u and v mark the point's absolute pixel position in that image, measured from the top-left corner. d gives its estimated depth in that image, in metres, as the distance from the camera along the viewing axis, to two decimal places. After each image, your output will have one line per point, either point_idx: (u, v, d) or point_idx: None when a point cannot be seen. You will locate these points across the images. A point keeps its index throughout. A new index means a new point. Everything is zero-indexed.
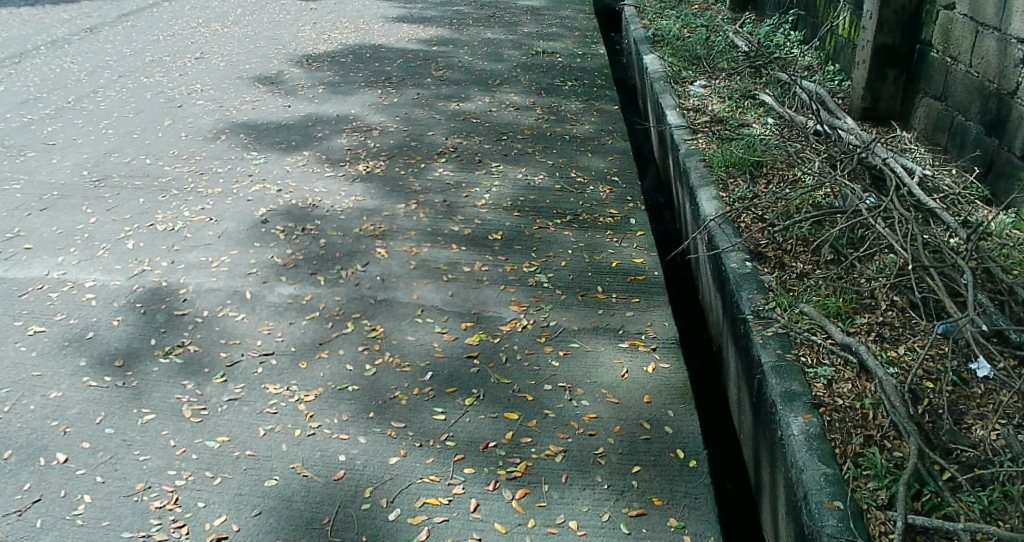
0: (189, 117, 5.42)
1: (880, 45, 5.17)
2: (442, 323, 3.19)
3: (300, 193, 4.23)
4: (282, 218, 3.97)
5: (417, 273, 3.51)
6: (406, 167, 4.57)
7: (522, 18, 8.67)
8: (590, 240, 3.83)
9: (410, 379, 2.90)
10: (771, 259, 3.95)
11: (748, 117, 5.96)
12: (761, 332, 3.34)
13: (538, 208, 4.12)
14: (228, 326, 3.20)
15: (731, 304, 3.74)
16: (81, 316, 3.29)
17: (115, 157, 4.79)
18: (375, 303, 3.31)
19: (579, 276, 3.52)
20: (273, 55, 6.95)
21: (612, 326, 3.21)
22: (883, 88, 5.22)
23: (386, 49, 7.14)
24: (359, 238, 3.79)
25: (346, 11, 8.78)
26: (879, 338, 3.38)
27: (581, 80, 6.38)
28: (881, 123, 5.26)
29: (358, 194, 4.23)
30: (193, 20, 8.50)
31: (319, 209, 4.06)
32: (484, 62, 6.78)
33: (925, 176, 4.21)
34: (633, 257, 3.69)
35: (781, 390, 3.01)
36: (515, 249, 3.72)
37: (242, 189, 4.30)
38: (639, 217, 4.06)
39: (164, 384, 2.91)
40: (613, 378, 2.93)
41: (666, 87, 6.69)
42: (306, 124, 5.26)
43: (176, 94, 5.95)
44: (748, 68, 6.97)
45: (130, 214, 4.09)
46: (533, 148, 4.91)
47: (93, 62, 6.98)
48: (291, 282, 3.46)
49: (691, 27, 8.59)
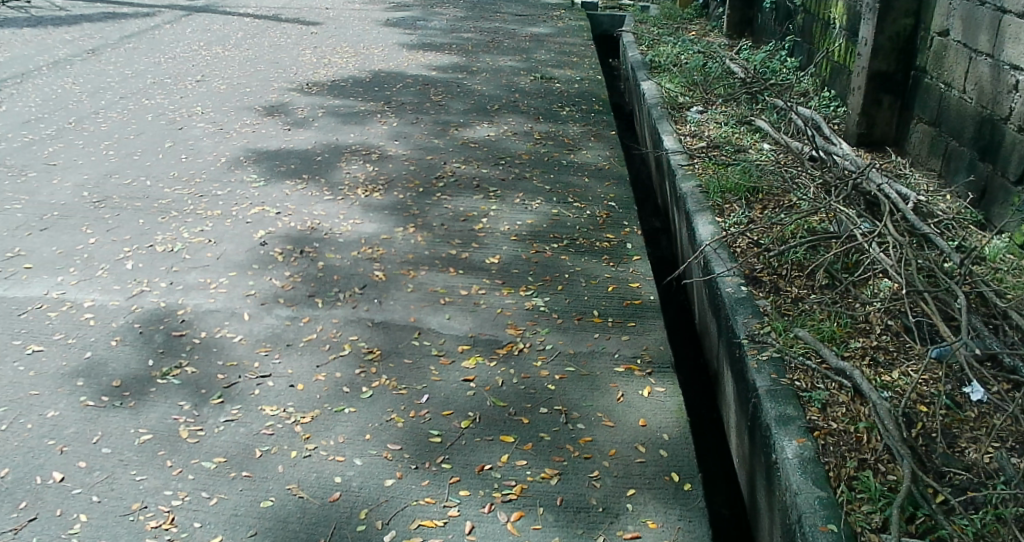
0: (190, 140, 5.46)
1: (874, 72, 5.24)
2: (439, 346, 3.20)
3: (299, 215, 4.26)
4: (281, 241, 3.99)
5: (415, 296, 3.52)
6: (405, 192, 4.61)
7: (523, 44, 8.77)
8: (587, 263, 3.85)
9: (406, 402, 2.91)
10: (766, 283, 4.01)
11: (744, 142, 6.02)
12: (756, 357, 3.38)
13: (536, 232, 4.15)
14: (225, 347, 3.21)
15: (726, 328, 3.78)
16: (79, 336, 3.31)
17: (115, 178, 4.82)
18: (373, 326, 3.31)
19: (576, 300, 3.54)
20: (274, 79, 7.02)
21: (608, 349, 3.23)
22: (878, 114, 5.29)
23: (387, 74, 7.22)
24: (357, 261, 3.80)
25: (347, 36, 8.88)
26: (873, 363, 3.43)
27: (579, 105, 6.44)
28: (876, 148, 5.32)
29: (357, 217, 4.26)
30: (195, 43, 8.58)
31: (318, 231, 4.09)
32: (484, 88, 6.84)
33: (920, 201, 4.27)
34: (629, 282, 3.72)
35: (776, 414, 3.04)
36: (512, 272, 3.74)
37: (242, 211, 4.33)
38: (635, 241, 4.10)
39: (162, 404, 2.92)
40: (608, 402, 2.95)
41: (663, 112, 6.75)
42: (306, 148, 5.30)
43: (178, 116, 6.01)
44: (744, 93, 7.09)
45: (130, 235, 4.11)
46: (532, 172, 4.95)
47: (95, 84, 7.04)
48: (289, 304, 3.47)
49: (688, 52, 8.70)
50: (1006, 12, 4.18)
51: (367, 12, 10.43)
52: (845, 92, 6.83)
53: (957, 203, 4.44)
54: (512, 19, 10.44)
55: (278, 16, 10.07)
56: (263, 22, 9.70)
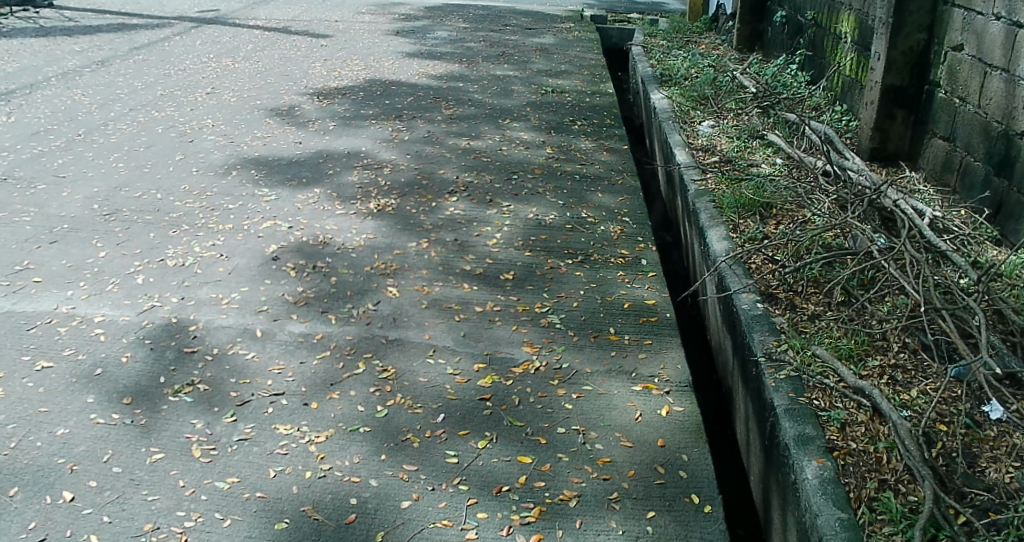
0: (200, 153, 5.44)
1: (888, 86, 5.23)
2: (454, 364, 3.14)
3: (311, 229, 4.22)
4: (294, 255, 3.94)
5: (429, 313, 3.45)
6: (417, 206, 4.56)
7: (533, 56, 8.75)
8: (602, 280, 3.81)
9: (422, 421, 2.85)
10: (782, 300, 3.99)
11: (756, 157, 6.02)
12: (774, 375, 3.35)
13: (550, 247, 4.10)
14: (238, 364, 3.17)
15: (741, 344, 3.77)
16: (90, 352, 3.28)
17: (125, 191, 4.80)
18: (387, 343, 3.25)
19: (591, 317, 3.48)
20: (283, 90, 6.99)
21: (625, 368, 3.18)
22: (891, 129, 5.28)
23: (397, 86, 7.18)
24: (370, 276, 3.73)
25: (357, 49, 8.85)
26: (891, 381, 3.43)
27: (591, 118, 6.41)
28: (889, 162, 5.31)
29: (370, 232, 4.21)
30: (204, 55, 8.58)
31: (330, 246, 4.03)
32: (495, 100, 6.80)
33: (936, 217, 4.27)
34: (645, 298, 3.68)
35: (795, 433, 3.00)
36: (527, 288, 3.69)
37: (253, 225, 4.29)
38: (651, 257, 4.06)
39: (174, 422, 2.88)
40: (626, 421, 2.90)
41: (674, 126, 6.70)
42: (317, 161, 5.25)
43: (187, 128, 5.99)
44: (756, 108, 7.12)
45: (141, 249, 4.09)
46: (544, 188, 4.90)
47: (104, 96, 7.05)
48: (301, 319, 3.40)
49: (699, 67, 8.75)
50: (1022, 26, 4.14)
51: (375, 23, 10.43)
52: (858, 107, 6.90)
53: (973, 218, 4.40)
54: (521, 30, 10.41)
55: (286, 28, 10.08)
56: (272, 34, 9.69)
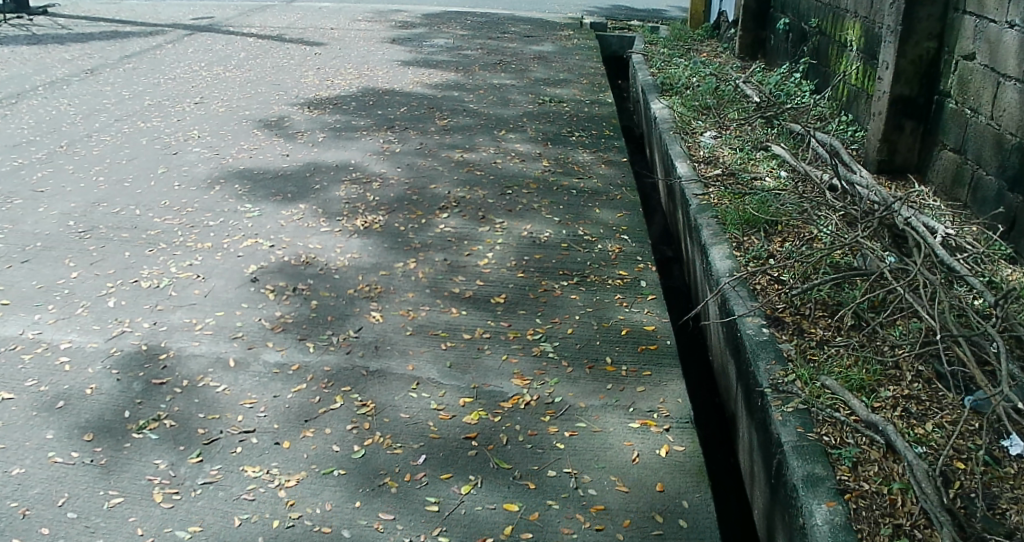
0: (184, 166, 5.25)
1: (896, 96, 5.02)
2: (438, 398, 2.93)
3: (294, 248, 4.01)
4: (273, 276, 3.74)
5: (414, 340, 3.24)
6: (406, 223, 4.35)
7: (531, 64, 8.56)
8: (599, 303, 3.60)
9: (401, 463, 2.65)
10: (790, 325, 3.80)
11: (760, 169, 5.83)
12: (781, 409, 3.15)
13: (544, 268, 3.88)
14: (208, 397, 2.96)
15: (745, 372, 3.60)
16: (52, 383, 3.08)
17: (103, 207, 4.61)
18: (367, 374, 3.04)
19: (587, 346, 3.28)
20: (274, 100, 6.81)
21: (622, 402, 2.97)
22: (899, 140, 5.08)
23: (391, 95, 6.98)
24: (353, 300, 3.52)
25: (352, 57, 8.66)
26: (905, 414, 3.23)
27: (589, 129, 6.21)
28: (898, 175, 5.12)
29: (355, 250, 4.00)
30: (196, 63, 8.41)
31: (313, 266, 3.83)
32: (491, 110, 6.60)
33: (949, 235, 4.07)
34: (644, 324, 3.47)
35: (803, 473, 2.80)
36: (519, 313, 3.47)
37: (233, 243, 4.09)
38: (650, 279, 3.85)
39: (136, 463, 2.68)
40: (622, 463, 2.69)
41: (675, 137, 6.48)
42: (304, 175, 5.05)
43: (172, 140, 5.80)
44: (759, 117, 6.92)
45: (114, 269, 3.89)
46: (540, 203, 4.69)
47: (90, 105, 6.87)
48: (278, 348, 3.20)
49: (701, 75, 8.58)
50: None
51: (371, 31, 10.25)
52: (865, 117, 6.72)
53: (987, 236, 4.21)
54: (519, 38, 10.23)
55: (280, 35, 9.90)
56: (266, 42, 9.52)
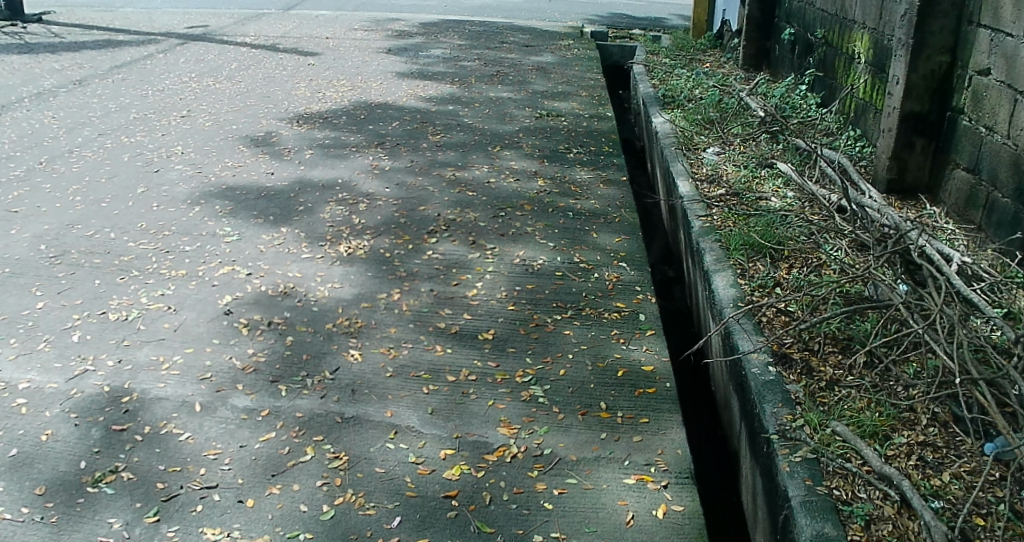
0: (164, 185, 5.05)
1: (907, 113, 4.80)
2: (417, 450, 2.71)
3: (272, 277, 3.81)
4: (248, 308, 3.54)
5: (393, 384, 3.02)
6: (392, 248, 4.12)
7: (529, 76, 8.36)
8: (595, 340, 3.39)
9: (374, 526, 2.42)
10: (798, 362, 3.62)
11: (765, 189, 5.64)
12: (788, 458, 2.94)
13: (536, 299, 3.66)
14: (169, 447, 2.74)
15: (749, 409, 3.42)
16: (5, 428, 2.85)
17: (77, 230, 4.40)
18: (342, 423, 2.82)
19: (580, 390, 3.06)
20: (263, 114, 6.61)
21: (617, 455, 2.75)
22: (910, 158, 4.87)
23: (383, 109, 6.79)
24: (330, 337, 3.30)
25: (346, 68, 8.47)
26: (920, 462, 3.01)
27: (588, 146, 6.00)
28: (907, 196, 4.91)
29: (336, 280, 3.78)
30: (186, 75, 8.23)
31: (290, 297, 3.62)
32: (487, 125, 6.40)
33: (965, 263, 3.86)
34: (642, 364, 3.26)
35: (812, 533, 2.59)
36: (508, 351, 3.25)
37: (209, 270, 3.90)
38: (649, 312, 3.64)
39: (88, 521, 2.45)
40: (615, 525, 2.46)
41: (677, 153, 6.26)
42: (288, 194, 4.84)
43: (155, 156, 5.60)
44: (763, 133, 6.71)
45: (82, 299, 3.67)
46: (534, 226, 4.46)
47: (75, 119, 6.68)
48: (247, 391, 2.98)
49: (703, 87, 8.39)
50: None
51: (367, 40, 10.06)
52: (874, 133, 6.53)
53: (1003, 263, 4.00)
54: (518, 48, 10.04)
55: (274, 45, 9.72)
56: (259, 52, 9.35)
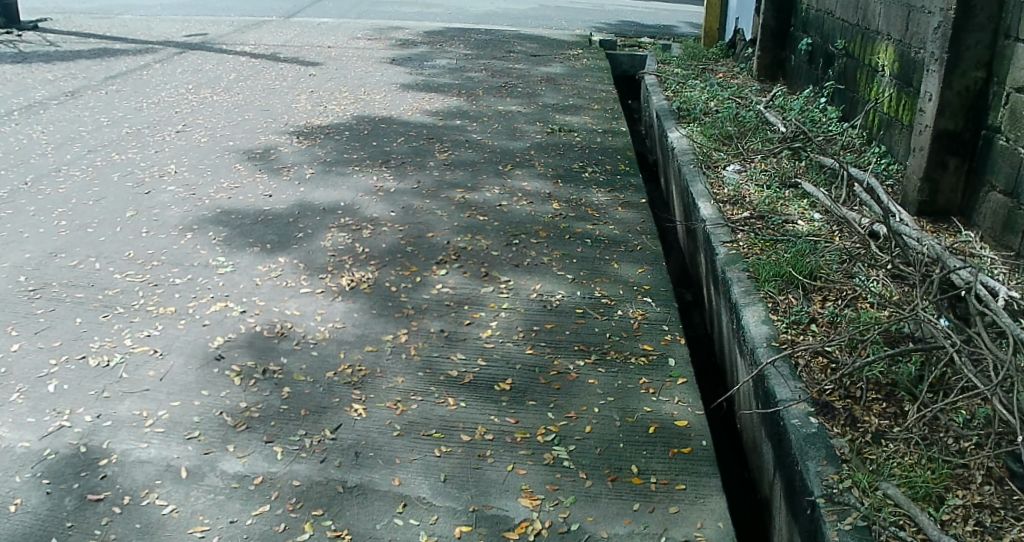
0: (155, 208, 4.75)
1: (940, 131, 4.49)
2: (429, 527, 2.41)
3: (267, 314, 3.52)
4: (241, 351, 3.26)
5: (401, 445, 2.72)
6: (399, 281, 3.82)
7: (538, 88, 8.06)
8: (622, 389, 3.08)
9: None
10: (841, 412, 3.32)
11: (791, 210, 5.35)
12: (837, 524, 2.65)
13: (556, 340, 3.35)
14: (151, 521, 2.43)
15: (784, 459, 3.17)
16: None
17: (60, 259, 4.11)
18: (345, 493, 2.52)
19: (609, 451, 2.76)
20: (261, 129, 6.32)
21: (652, 530, 2.45)
22: (942, 179, 4.56)
23: (388, 123, 6.50)
24: (332, 388, 3.01)
25: (348, 79, 8.18)
26: (979, 528, 2.71)
27: (603, 164, 5.69)
28: (939, 219, 4.60)
29: (338, 319, 3.48)
30: (182, 86, 7.95)
31: (288, 339, 3.33)
32: (496, 141, 6.10)
33: (1013, 298, 3.56)
34: (674, 418, 2.96)
35: None
36: (527, 404, 2.95)
37: (200, 306, 3.62)
38: (679, 355, 3.34)
39: None
40: None
41: (696, 172, 5.97)
42: (286, 218, 4.53)
43: (146, 176, 5.31)
44: (785, 149, 6.41)
45: (61, 340, 3.38)
46: (550, 255, 4.15)
47: (64, 133, 6.38)
48: (239, 454, 2.68)
49: (719, 99, 8.14)
50: None
51: (370, 50, 9.77)
52: (899, 150, 6.28)
53: None
54: (525, 57, 9.75)
55: (275, 55, 9.44)
56: (259, 62, 9.07)
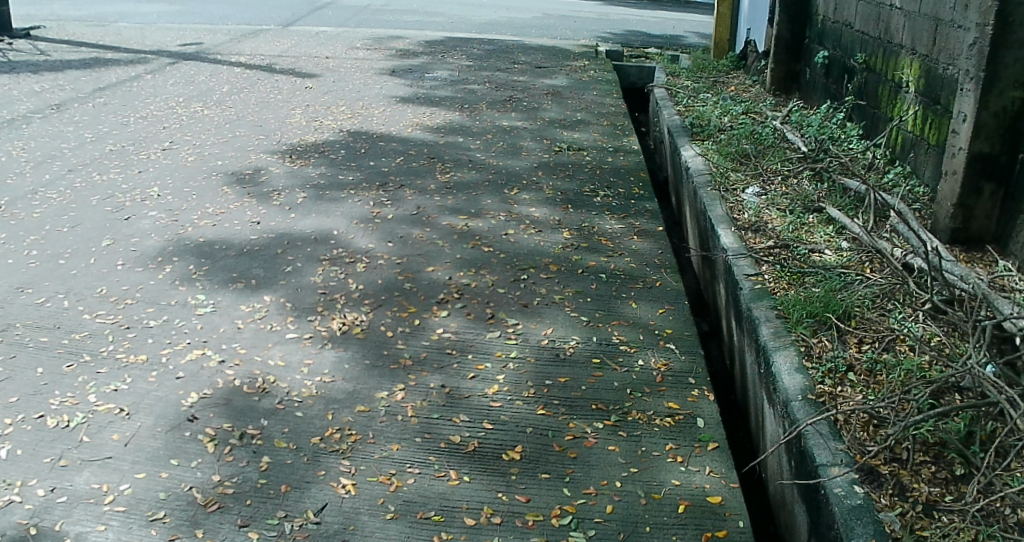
0: (134, 237, 4.42)
1: (975, 154, 4.12)
2: None
3: (248, 366, 3.19)
4: (218, 411, 2.93)
5: (395, 532, 2.38)
6: (396, 324, 3.47)
7: (543, 101, 7.73)
8: (645, 458, 2.73)
9: None
10: (888, 479, 2.96)
11: (817, 239, 5.02)
12: None
13: (572, 399, 3.01)
14: None
15: (819, 530, 2.88)
16: None
17: (25, 296, 3.77)
18: None
19: (633, 537, 2.40)
20: (252, 146, 5.98)
21: None
22: (976, 205, 4.20)
23: (385, 140, 6.15)
24: (318, 460, 2.67)
25: (345, 92, 7.85)
26: None
27: (616, 187, 5.31)
28: (973, 246, 4.24)
29: (327, 371, 3.13)
30: (173, 100, 7.63)
31: (270, 396, 3.00)
32: (500, 160, 5.75)
33: None
34: (706, 492, 2.60)
35: None
36: (539, 479, 2.60)
37: (175, 356, 3.30)
38: (708, 413, 2.98)
39: None
40: None
41: (713, 195, 5.62)
42: (274, 250, 4.19)
43: (127, 199, 4.97)
44: (806, 169, 6.06)
45: (18, 395, 3.05)
46: (562, 293, 3.79)
47: (45, 150, 6.05)
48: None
49: (732, 114, 7.82)
50: None
51: (369, 60, 9.45)
52: (926, 171, 5.96)
53: None
54: (530, 69, 9.42)
55: (271, 65, 9.11)
56: (254, 73, 8.74)
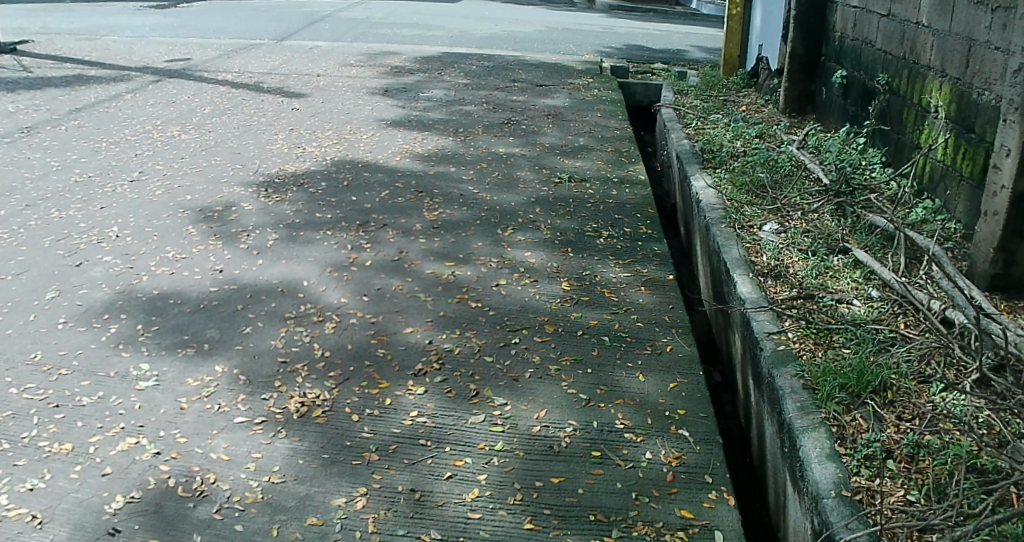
0: (82, 287, 3.95)
1: (1020, 194, 3.76)
2: None
3: (188, 460, 2.72)
4: (145, 522, 2.46)
5: None
6: (363, 403, 2.99)
7: (544, 124, 7.26)
8: None
9: None
10: None
11: (843, 286, 4.58)
12: None
13: (565, 508, 2.55)
14: None
15: None
16: None
17: None
18: None
19: None
20: (226, 178, 5.52)
21: None
22: (1019, 250, 3.85)
23: (371, 170, 5.69)
24: None
25: (333, 114, 7.40)
26: None
27: (621, 225, 4.80)
28: (1015, 294, 3.90)
29: (279, 469, 2.66)
30: (150, 123, 7.19)
31: (209, 503, 2.53)
32: (493, 194, 5.28)
33: None
34: None
35: None
36: None
37: (106, 443, 2.83)
38: (726, 524, 2.52)
39: None
40: None
41: (728, 233, 5.13)
42: (234, 307, 3.73)
43: (82, 241, 4.50)
44: (827, 204, 5.61)
45: None
46: (557, 361, 3.32)
47: (4, 180, 5.59)
48: None
49: (744, 138, 7.37)
50: None
51: (362, 79, 9.01)
52: (958, 207, 5.52)
53: None
54: (531, 87, 8.96)
55: (258, 84, 8.67)
56: (240, 92, 8.30)
